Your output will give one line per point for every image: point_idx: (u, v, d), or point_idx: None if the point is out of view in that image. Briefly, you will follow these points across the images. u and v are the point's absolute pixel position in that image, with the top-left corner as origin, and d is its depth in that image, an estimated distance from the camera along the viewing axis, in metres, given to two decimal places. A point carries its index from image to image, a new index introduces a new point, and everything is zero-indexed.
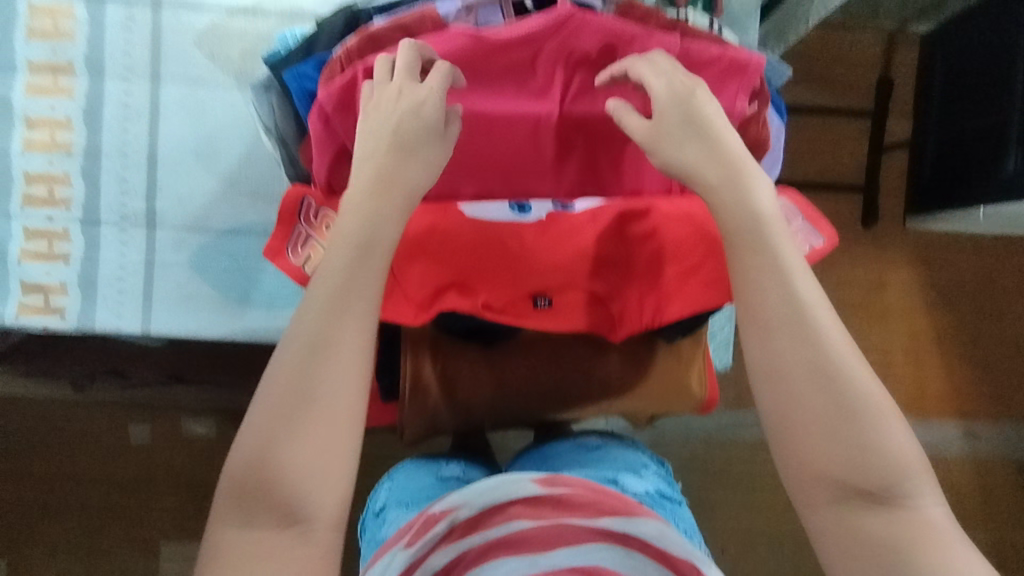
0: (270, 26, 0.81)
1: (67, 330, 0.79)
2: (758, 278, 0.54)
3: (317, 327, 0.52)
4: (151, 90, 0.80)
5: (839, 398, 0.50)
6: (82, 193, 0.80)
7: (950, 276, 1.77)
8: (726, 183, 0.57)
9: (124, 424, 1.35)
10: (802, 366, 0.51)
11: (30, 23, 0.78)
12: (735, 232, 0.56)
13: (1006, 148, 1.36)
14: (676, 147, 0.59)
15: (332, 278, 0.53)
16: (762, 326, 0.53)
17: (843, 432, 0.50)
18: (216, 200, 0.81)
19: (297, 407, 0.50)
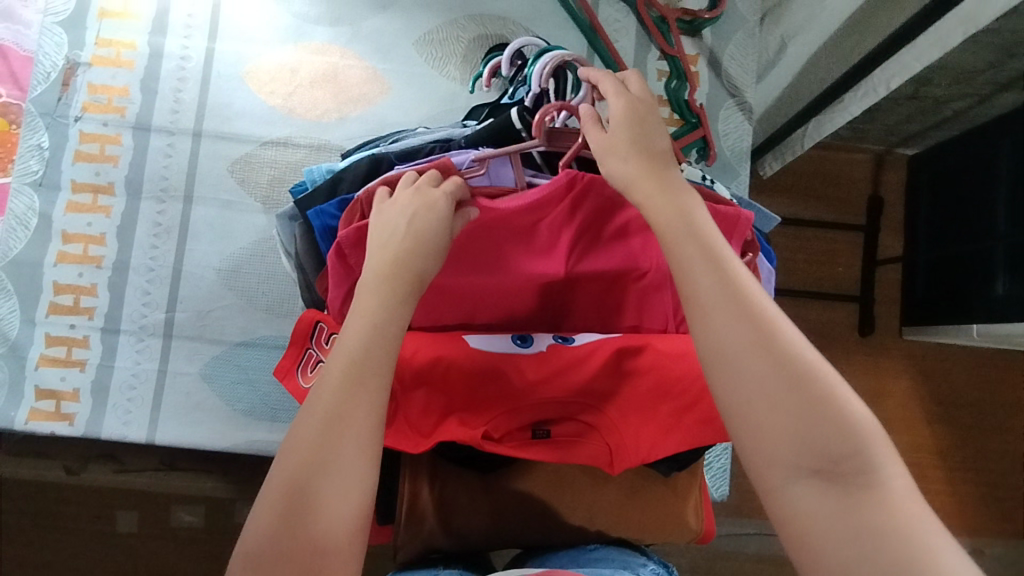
0: (299, 157, 0.87)
1: (74, 436, 0.81)
2: (700, 268, 0.55)
3: (335, 401, 0.53)
4: (183, 210, 0.85)
5: (787, 376, 0.50)
6: (106, 304, 0.83)
7: (950, 388, 1.78)
8: (659, 192, 0.60)
9: (112, 512, 1.33)
10: (744, 347, 0.51)
11: (79, 148, 0.85)
12: (673, 224, 0.58)
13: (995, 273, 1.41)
14: (611, 159, 0.63)
15: (345, 356, 0.55)
16: (703, 312, 0.54)
17: (798, 410, 0.49)
18: (232, 314, 0.85)
19: (310, 491, 0.50)
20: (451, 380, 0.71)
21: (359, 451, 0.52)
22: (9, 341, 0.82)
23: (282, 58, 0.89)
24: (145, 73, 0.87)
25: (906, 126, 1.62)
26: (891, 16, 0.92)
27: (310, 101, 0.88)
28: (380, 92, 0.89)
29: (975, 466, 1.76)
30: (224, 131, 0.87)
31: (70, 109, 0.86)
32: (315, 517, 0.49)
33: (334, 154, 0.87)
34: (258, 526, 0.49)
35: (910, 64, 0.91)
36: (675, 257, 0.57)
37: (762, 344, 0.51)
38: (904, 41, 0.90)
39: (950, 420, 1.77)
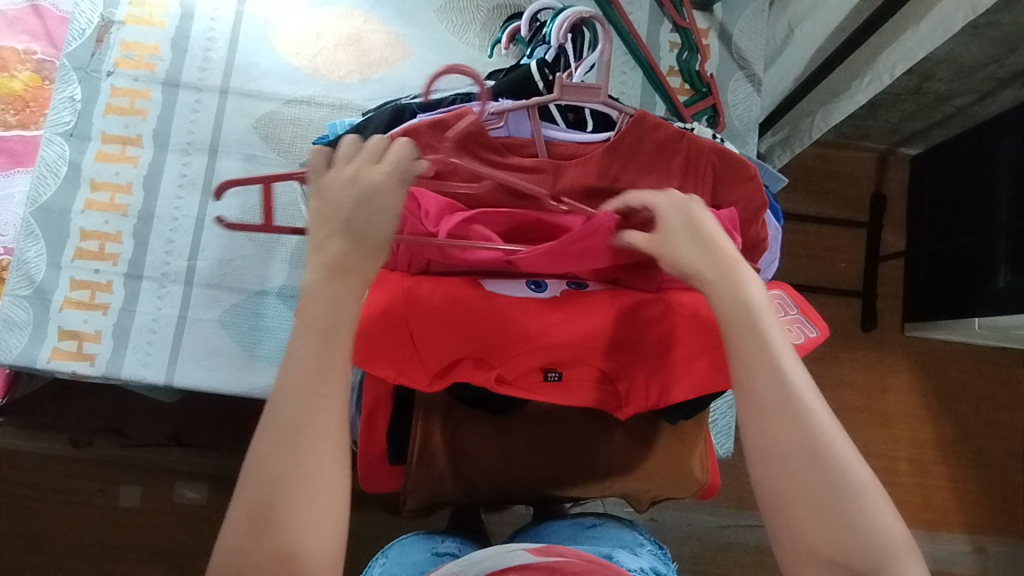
0: (321, 115, 0.90)
1: (94, 376, 0.83)
2: (750, 364, 0.60)
3: (296, 408, 0.55)
4: (208, 163, 0.88)
5: (818, 475, 0.55)
6: (130, 250, 0.86)
7: (952, 386, 1.79)
8: (721, 279, 0.64)
9: (116, 484, 1.34)
10: (787, 444, 0.57)
11: (110, 101, 0.88)
12: (734, 316, 0.62)
13: (996, 266, 1.43)
14: (672, 235, 0.66)
15: (304, 357, 0.57)
16: (757, 406, 0.59)
17: (831, 514, 0.55)
18: (253, 264, 0.87)
19: (279, 506, 0.53)
20: (462, 321, 0.72)
21: (324, 464, 0.55)
22: (36, 283, 0.84)
23: (308, 22, 0.92)
24: (176, 32, 0.90)
25: (909, 123, 1.65)
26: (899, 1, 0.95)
27: (334, 63, 0.91)
28: (401, 56, 0.92)
29: (977, 466, 1.77)
30: (250, 89, 0.90)
31: (103, 64, 0.89)
32: (286, 532, 0.52)
33: (355, 113, 0.90)
34: (232, 540, 0.52)
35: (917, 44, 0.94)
36: (733, 349, 0.61)
37: (805, 443, 0.56)
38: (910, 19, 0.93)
39: (950, 418, 1.78)
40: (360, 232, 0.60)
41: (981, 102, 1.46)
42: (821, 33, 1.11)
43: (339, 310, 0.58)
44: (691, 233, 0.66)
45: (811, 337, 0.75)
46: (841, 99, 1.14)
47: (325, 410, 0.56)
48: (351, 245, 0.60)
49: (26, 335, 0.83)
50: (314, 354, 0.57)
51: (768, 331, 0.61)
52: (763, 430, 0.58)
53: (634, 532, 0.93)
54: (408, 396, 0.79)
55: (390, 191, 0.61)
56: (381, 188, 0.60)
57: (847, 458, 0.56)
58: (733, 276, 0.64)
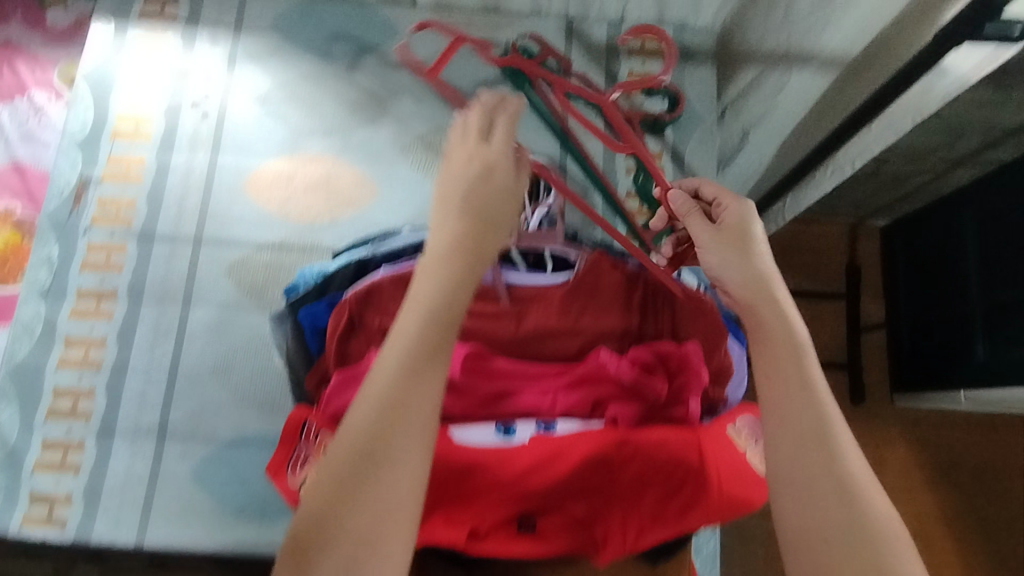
0: (293, 258, 0.93)
1: (63, 543, 0.81)
2: (789, 386, 0.57)
3: (367, 443, 0.48)
4: (181, 313, 0.90)
5: (850, 512, 0.51)
6: (103, 407, 0.86)
7: (948, 455, 1.77)
8: (766, 304, 0.62)
9: None
10: (822, 479, 0.52)
11: (86, 258, 0.91)
12: (777, 344, 0.59)
13: (974, 339, 1.44)
14: (722, 254, 0.67)
15: (382, 386, 0.50)
16: (793, 431, 0.54)
17: (863, 552, 0.49)
18: (226, 411, 0.87)
19: (358, 491, 0.47)
20: (430, 477, 0.71)
21: (409, 457, 0.48)
22: (7, 446, 0.84)
23: (278, 168, 0.96)
24: (151, 186, 0.94)
25: (874, 199, 1.70)
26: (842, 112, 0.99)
27: (304, 206, 0.95)
28: (369, 196, 0.96)
29: (984, 538, 1.73)
30: (222, 236, 0.93)
31: (80, 222, 0.92)
32: (355, 522, 0.46)
33: (325, 254, 0.93)
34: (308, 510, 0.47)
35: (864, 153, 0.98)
36: (769, 375, 0.58)
37: (841, 479, 0.52)
38: None
39: (951, 490, 1.75)
40: (483, 209, 0.60)
41: (939, 179, 1.53)
42: (774, 137, 1.16)
43: (446, 286, 0.55)
44: (739, 253, 0.66)
45: None
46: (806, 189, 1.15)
47: (415, 404, 0.50)
48: (470, 222, 0.58)
49: None
50: (409, 339, 0.52)
51: (811, 368, 0.58)
52: (794, 452, 0.54)
53: None
54: None
55: (505, 170, 0.62)
56: (496, 167, 0.61)
57: (881, 507, 0.51)
58: (773, 297, 0.63)
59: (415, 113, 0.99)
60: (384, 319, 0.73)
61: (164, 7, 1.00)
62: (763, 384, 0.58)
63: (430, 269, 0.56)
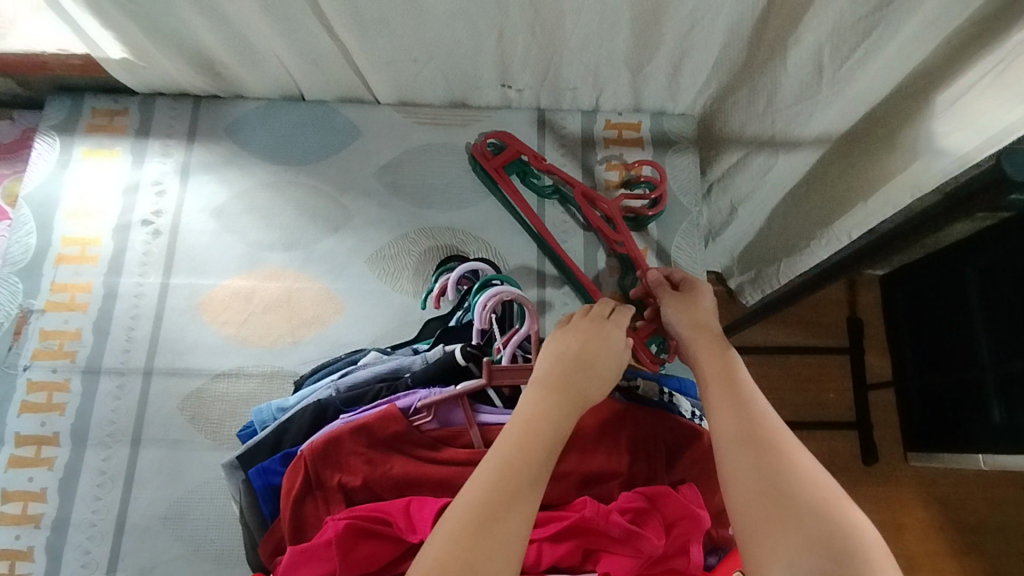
0: (252, 386, 0.86)
1: None
2: (712, 384, 0.67)
3: (467, 529, 0.51)
4: (130, 455, 0.82)
5: (778, 465, 0.57)
6: (42, 568, 0.78)
7: (969, 517, 1.68)
8: (695, 332, 0.74)
9: None
10: (748, 443, 0.59)
11: (25, 398, 0.83)
12: (719, 375, 0.67)
13: (988, 400, 1.36)
14: (676, 312, 0.78)
15: (481, 485, 0.54)
16: (743, 446, 0.59)
17: (789, 488, 0.55)
18: (180, 566, 0.78)
19: (468, 558, 0.49)
20: None
21: (508, 540, 0.51)
22: None
23: (235, 287, 0.90)
24: (98, 315, 0.87)
25: None
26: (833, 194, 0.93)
27: (264, 328, 0.88)
28: (334, 313, 0.89)
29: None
30: (175, 366, 0.86)
31: (20, 357, 0.85)
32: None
33: (287, 380, 0.86)
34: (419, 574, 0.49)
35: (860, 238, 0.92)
36: (717, 402, 0.64)
37: (766, 440, 0.59)
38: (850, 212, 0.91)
39: (972, 553, 1.66)
40: (588, 363, 0.67)
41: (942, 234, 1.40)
42: (762, 214, 1.10)
43: (558, 416, 0.61)
44: (686, 309, 0.78)
45: None
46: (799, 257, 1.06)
47: (520, 490, 0.54)
48: (578, 370, 0.66)
49: None
50: (507, 445, 0.57)
51: (752, 391, 0.64)
52: (723, 428, 0.62)
53: None
54: None
55: (616, 340, 0.71)
56: (610, 337, 0.71)
57: (840, 507, 0.53)
58: (705, 328, 0.74)
59: (381, 218, 0.94)
60: (345, 476, 0.66)
61: (113, 119, 0.95)
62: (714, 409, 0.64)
63: (536, 402, 0.62)
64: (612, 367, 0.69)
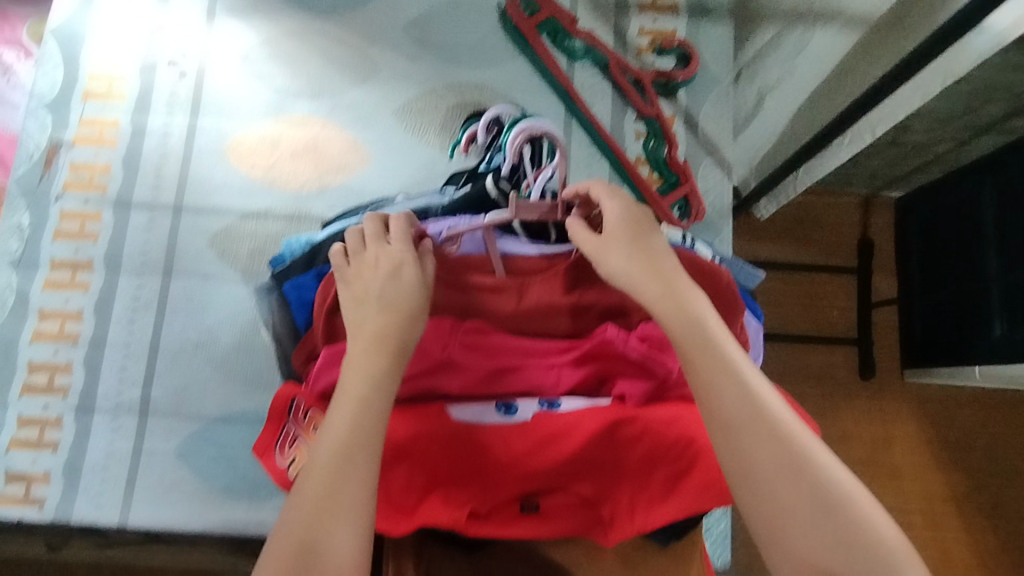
0: (279, 228, 0.87)
1: (43, 522, 0.78)
2: (715, 383, 0.57)
3: (306, 524, 0.52)
4: (162, 283, 0.85)
5: (807, 487, 0.53)
6: (80, 382, 0.82)
7: (955, 434, 1.74)
8: (664, 293, 0.63)
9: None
10: (774, 472, 0.53)
11: (59, 226, 0.85)
12: (681, 324, 0.61)
13: (991, 315, 1.37)
14: (614, 252, 0.66)
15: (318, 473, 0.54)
16: (721, 422, 0.56)
17: (825, 515, 0.52)
18: (211, 386, 0.83)
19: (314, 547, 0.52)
20: (428, 457, 0.69)
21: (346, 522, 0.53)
22: None
23: (263, 132, 0.90)
24: (126, 151, 0.88)
25: (888, 170, 1.67)
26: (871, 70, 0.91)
27: (290, 173, 0.89)
28: (359, 162, 0.90)
29: (988, 517, 1.70)
30: (203, 205, 0.87)
31: (51, 188, 0.86)
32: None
33: (313, 224, 0.87)
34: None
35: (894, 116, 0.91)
36: (689, 361, 0.59)
37: (795, 462, 0.53)
38: None
39: (956, 467, 1.72)
40: (389, 302, 0.63)
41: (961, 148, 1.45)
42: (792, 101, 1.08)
43: (384, 375, 0.60)
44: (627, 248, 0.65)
45: None
46: None
47: (349, 471, 0.55)
48: (391, 319, 0.62)
49: None
50: (349, 418, 0.57)
51: (720, 339, 0.59)
52: (735, 451, 0.55)
53: None
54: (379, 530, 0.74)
55: (409, 265, 0.65)
56: (401, 261, 0.65)
57: (824, 461, 0.54)
58: (675, 285, 0.63)
59: (408, 72, 0.93)
60: None
61: None
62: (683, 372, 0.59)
63: (356, 366, 0.60)
64: (412, 290, 0.64)
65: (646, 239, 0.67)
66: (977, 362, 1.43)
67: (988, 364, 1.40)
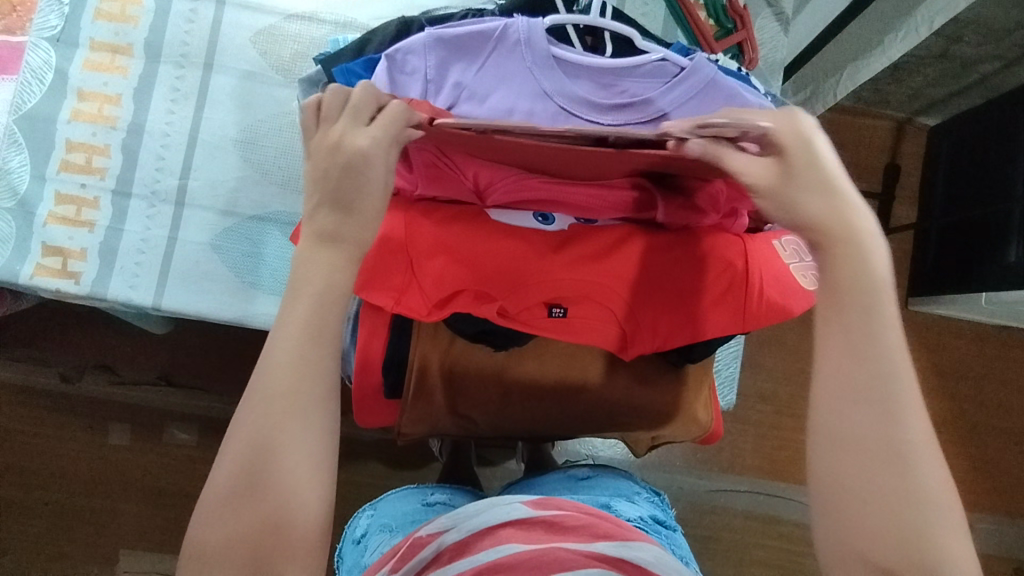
0: (323, 32, 0.97)
1: (79, 294, 0.88)
2: (858, 344, 0.54)
3: (263, 422, 0.53)
4: (202, 76, 0.94)
5: (897, 478, 0.51)
6: (118, 166, 0.91)
7: (967, 369, 1.57)
8: (848, 245, 0.56)
9: (103, 425, 1.28)
10: (876, 447, 0.51)
11: (99, 7, 0.93)
12: (849, 287, 0.55)
13: (1008, 236, 1.25)
14: (782, 185, 0.57)
15: (279, 372, 0.54)
16: (854, 390, 0.53)
17: (903, 513, 0.50)
18: (248, 185, 0.94)
19: (272, 446, 0.53)
20: (466, 253, 0.69)
21: (304, 422, 0.54)
22: (19, 195, 0.89)
23: None
24: None
25: (930, 90, 1.44)
26: None
27: None
28: None
29: (981, 469, 1.55)
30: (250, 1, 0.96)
31: None
32: (264, 513, 0.52)
33: (358, 30, 0.97)
34: (211, 520, 0.52)
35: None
36: (843, 325, 0.55)
37: (897, 450, 0.51)
38: None
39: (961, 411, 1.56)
40: (344, 199, 0.57)
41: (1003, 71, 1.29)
42: None
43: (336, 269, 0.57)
44: (812, 187, 0.57)
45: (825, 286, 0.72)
46: (872, 56, 1.06)
47: (296, 397, 0.54)
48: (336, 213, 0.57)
49: (9, 249, 0.87)
50: (304, 328, 0.55)
51: (886, 304, 0.55)
52: (846, 412, 0.53)
53: (631, 481, 0.90)
54: (407, 319, 0.76)
55: (378, 159, 0.56)
56: (369, 154, 0.56)
57: (927, 469, 0.51)
58: (860, 241, 0.56)
59: None
60: (429, 84, 0.69)
61: None
62: (830, 333, 0.55)
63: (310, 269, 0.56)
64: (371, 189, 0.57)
65: (827, 182, 0.57)
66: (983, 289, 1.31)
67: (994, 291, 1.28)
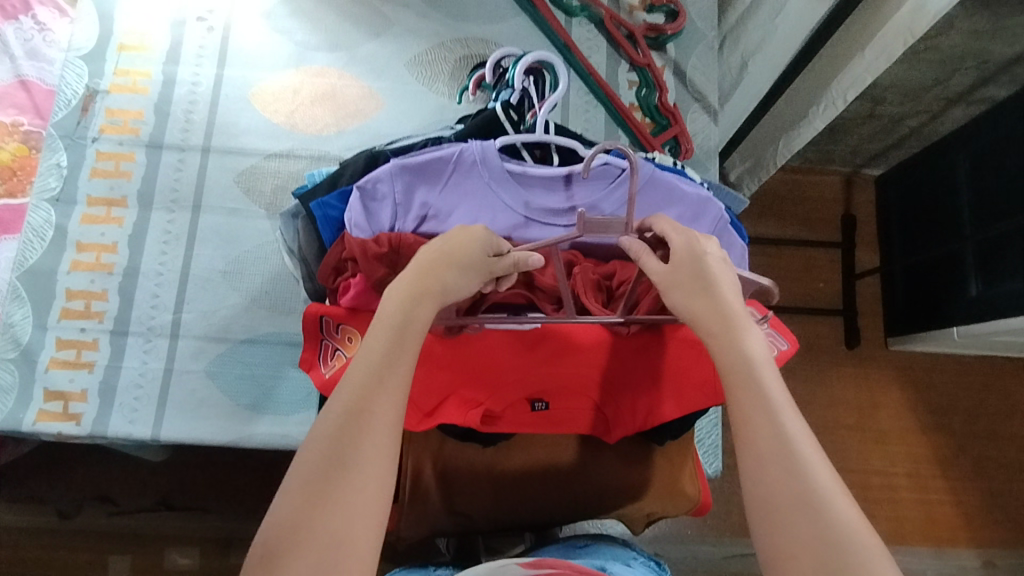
0: (300, 166, 1.07)
1: (80, 434, 0.91)
2: (747, 413, 0.57)
3: (342, 426, 0.54)
4: (191, 218, 1.02)
5: (821, 529, 0.50)
6: (115, 308, 0.97)
7: (956, 403, 1.56)
8: (725, 334, 0.61)
9: (103, 558, 1.26)
10: (792, 502, 0.52)
11: (96, 166, 1.02)
12: (730, 369, 0.60)
13: (966, 271, 1.26)
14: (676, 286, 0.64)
15: (353, 382, 0.56)
16: (756, 458, 0.55)
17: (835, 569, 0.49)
18: (237, 311, 1.00)
19: (344, 452, 0.53)
20: (447, 359, 0.73)
21: (382, 431, 0.55)
22: (22, 346, 0.94)
23: (285, 81, 1.10)
24: (158, 97, 1.06)
25: (868, 147, 1.52)
26: (848, 50, 0.99)
27: (311, 118, 1.09)
28: (375, 108, 1.10)
29: (991, 504, 1.52)
30: (231, 145, 1.06)
31: (89, 130, 1.04)
32: (330, 516, 0.50)
33: (332, 161, 1.07)
34: (280, 521, 0.50)
35: (863, 74, 0.97)
36: (739, 408, 0.58)
37: (806, 501, 0.52)
38: (857, 48, 0.96)
39: (961, 446, 1.54)
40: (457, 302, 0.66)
41: (932, 122, 1.36)
42: (768, 73, 1.16)
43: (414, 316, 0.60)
44: (701, 284, 0.63)
45: (783, 350, 0.78)
46: (798, 127, 1.13)
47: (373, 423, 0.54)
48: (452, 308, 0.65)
49: (13, 398, 0.92)
50: (383, 350, 0.58)
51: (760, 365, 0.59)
52: (757, 478, 0.54)
53: (626, 547, 0.91)
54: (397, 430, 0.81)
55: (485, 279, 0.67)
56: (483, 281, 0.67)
57: (842, 512, 0.51)
58: (734, 329, 0.61)
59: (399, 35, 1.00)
60: (398, 212, 0.75)
61: None
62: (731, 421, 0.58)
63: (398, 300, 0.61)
64: (479, 269, 0.65)
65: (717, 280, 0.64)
66: (956, 324, 1.32)
67: (967, 324, 1.28)
